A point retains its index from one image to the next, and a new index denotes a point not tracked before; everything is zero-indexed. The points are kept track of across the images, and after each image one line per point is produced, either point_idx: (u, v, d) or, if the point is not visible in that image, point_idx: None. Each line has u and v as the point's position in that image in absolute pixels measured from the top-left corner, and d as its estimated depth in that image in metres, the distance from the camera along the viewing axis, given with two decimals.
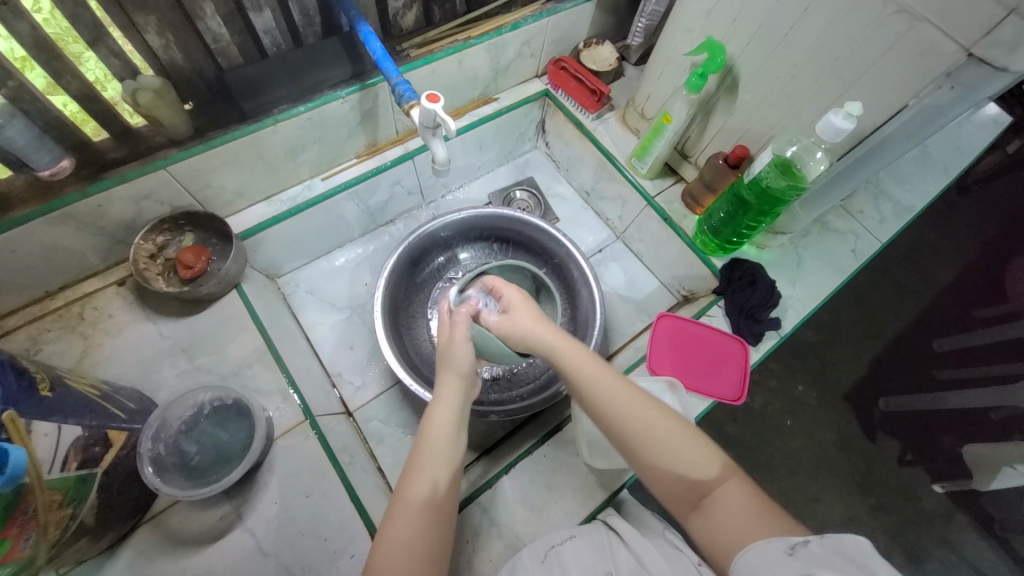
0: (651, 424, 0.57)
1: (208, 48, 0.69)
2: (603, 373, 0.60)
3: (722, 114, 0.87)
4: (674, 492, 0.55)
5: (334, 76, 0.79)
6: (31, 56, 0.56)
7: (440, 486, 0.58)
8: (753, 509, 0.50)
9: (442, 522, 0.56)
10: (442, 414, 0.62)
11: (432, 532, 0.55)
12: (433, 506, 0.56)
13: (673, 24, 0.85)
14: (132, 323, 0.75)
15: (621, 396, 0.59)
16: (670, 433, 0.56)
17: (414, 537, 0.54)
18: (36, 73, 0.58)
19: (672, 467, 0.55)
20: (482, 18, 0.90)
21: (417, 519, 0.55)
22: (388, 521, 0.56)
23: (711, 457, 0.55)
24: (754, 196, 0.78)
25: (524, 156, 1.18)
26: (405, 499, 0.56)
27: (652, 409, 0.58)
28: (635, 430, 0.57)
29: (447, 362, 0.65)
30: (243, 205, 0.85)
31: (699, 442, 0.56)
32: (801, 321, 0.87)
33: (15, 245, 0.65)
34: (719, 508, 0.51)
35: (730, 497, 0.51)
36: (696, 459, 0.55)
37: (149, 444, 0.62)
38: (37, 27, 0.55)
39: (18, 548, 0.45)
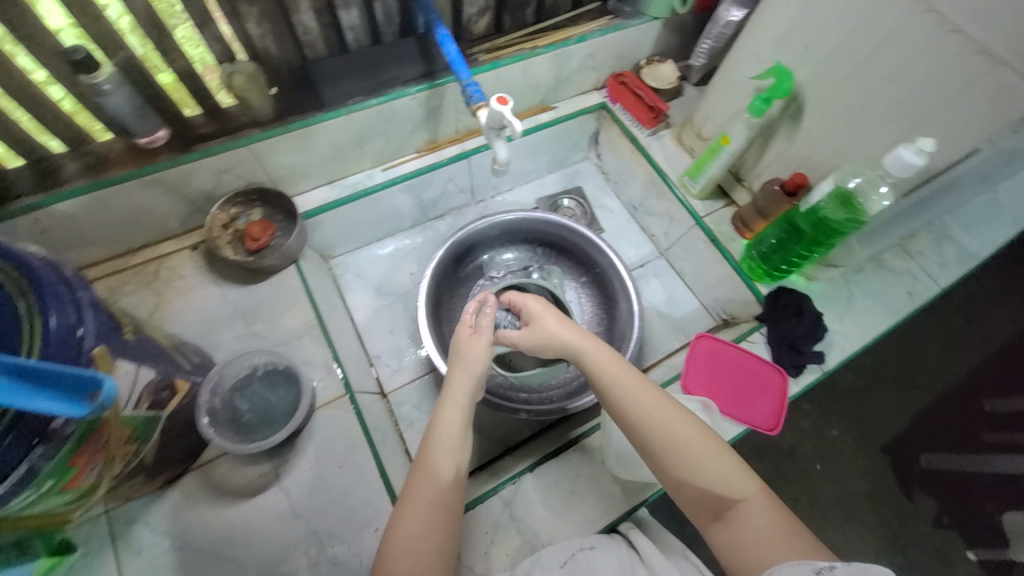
0: (679, 437, 0.58)
1: (297, 39, 0.74)
2: (633, 382, 0.63)
3: (782, 141, 0.86)
4: (696, 503, 0.57)
5: (406, 73, 0.83)
6: (143, 30, 0.63)
7: (449, 486, 0.60)
8: (774, 528, 0.52)
9: (450, 520, 0.59)
10: (453, 412, 0.64)
11: (439, 528, 0.57)
12: (438, 505, 0.58)
13: (741, 48, 0.85)
14: (199, 285, 0.81)
15: (647, 401, 0.61)
16: (699, 446, 0.58)
17: (422, 531, 0.56)
18: (142, 45, 0.64)
19: (698, 480, 0.56)
20: (550, 29, 0.94)
21: (426, 515, 0.57)
22: (398, 515, 0.58)
23: (739, 474, 0.56)
24: (810, 225, 0.79)
25: (574, 165, 1.20)
26: (413, 497, 0.58)
27: (679, 421, 0.59)
28: (662, 441, 0.59)
29: (462, 359, 0.67)
30: (307, 187, 0.91)
31: (727, 458, 0.57)
32: (847, 358, 0.84)
33: (110, 203, 0.72)
34: (743, 524, 0.54)
35: (753, 513, 0.54)
36: (722, 475, 0.56)
37: (207, 395, 0.67)
38: (149, 4, 0.61)
39: (83, 475, 0.48)
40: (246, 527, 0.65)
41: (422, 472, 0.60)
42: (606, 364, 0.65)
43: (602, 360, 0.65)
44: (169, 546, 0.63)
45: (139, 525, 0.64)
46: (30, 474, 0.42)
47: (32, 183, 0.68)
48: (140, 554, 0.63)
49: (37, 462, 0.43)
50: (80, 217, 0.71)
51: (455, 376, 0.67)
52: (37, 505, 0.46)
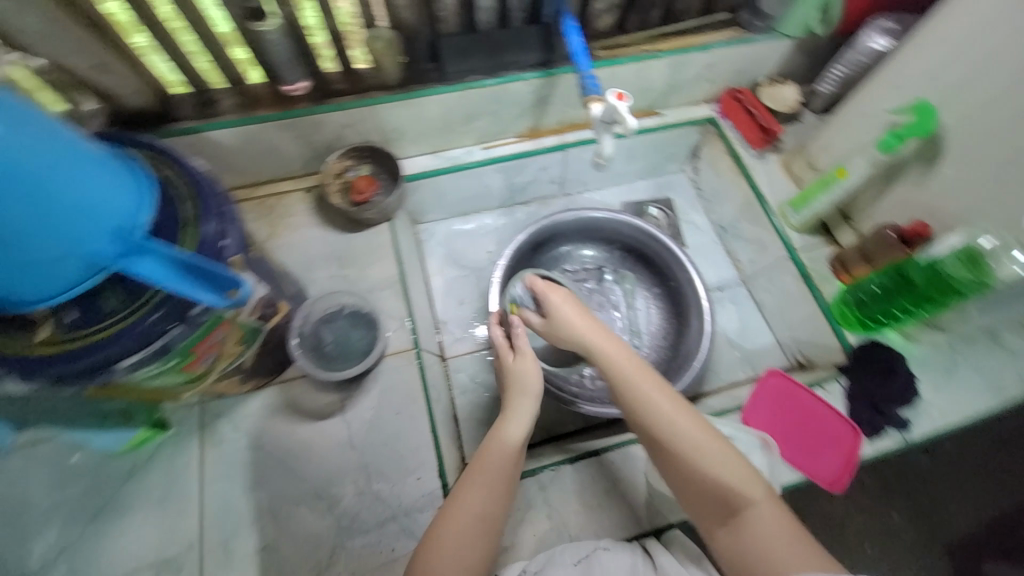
0: (686, 435, 0.57)
1: (435, 14, 0.79)
2: (642, 375, 0.62)
3: (906, 184, 0.80)
4: (701, 504, 0.56)
5: (526, 58, 0.85)
6: None
7: (500, 501, 0.60)
8: (782, 539, 0.51)
9: (493, 536, 0.59)
10: (515, 430, 0.64)
11: (478, 543, 0.57)
12: (487, 519, 0.59)
13: (880, 79, 0.80)
14: (306, 225, 0.89)
15: (655, 398, 0.60)
16: (707, 446, 0.56)
17: (468, 541, 0.57)
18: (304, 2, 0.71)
19: (703, 481, 0.55)
20: (673, 35, 0.93)
21: (473, 525, 0.57)
22: (443, 518, 0.58)
23: (749, 480, 0.54)
24: (924, 279, 0.72)
25: (668, 176, 1.18)
26: (463, 507, 0.58)
27: (686, 418, 0.58)
28: (669, 437, 0.58)
29: (518, 380, 0.67)
30: (413, 153, 0.97)
31: (735, 463, 0.56)
32: (935, 431, 0.77)
33: (251, 138, 0.81)
34: (747, 530, 0.52)
35: (760, 522, 0.52)
36: (731, 479, 0.54)
37: (299, 320, 0.74)
38: None
39: (200, 363, 0.56)
40: (308, 446, 0.72)
41: (474, 485, 0.60)
42: (618, 355, 0.64)
43: (611, 348, 0.64)
44: (245, 445, 0.72)
45: (224, 421, 0.73)
46: (164, 349, 0.49)
47: (194, 111, 0.78)
48: (220, 446, 0.72)
49: (173, 338, 0.49)
50: (224, 147, 0.81)
51: (518, 398, 0.66)
52: (159, 378, 0.54)
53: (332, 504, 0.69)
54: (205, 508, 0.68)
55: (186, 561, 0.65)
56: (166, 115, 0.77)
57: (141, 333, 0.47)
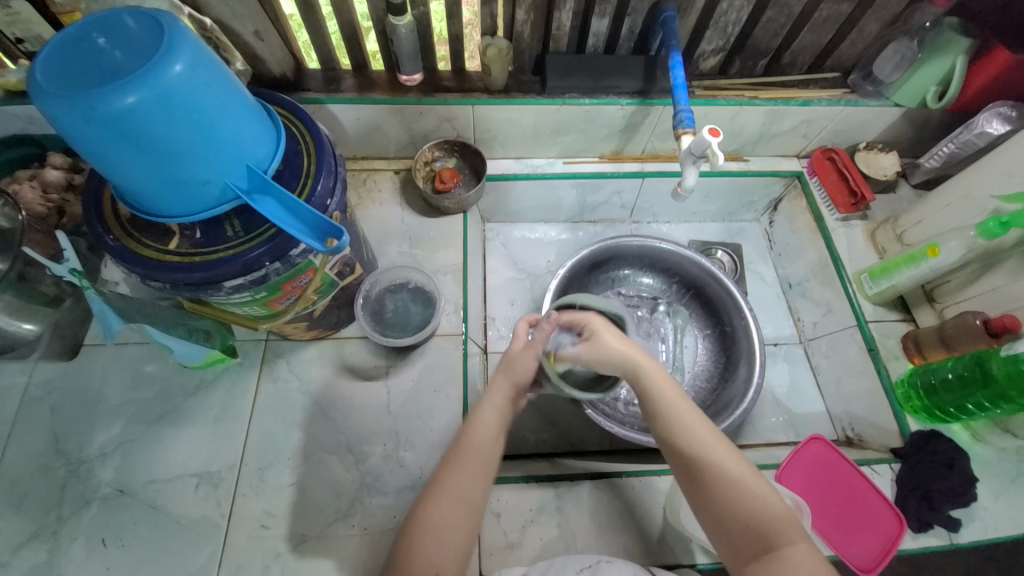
0: (722, 462, 0.56)
1: (549, 31, 0.85)
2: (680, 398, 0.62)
3: (1006, 275, 0.75)
4: (734, 538, 0.53)
5: (625, 85, 0.88)
6: None
7: (479, 484, 0.60)
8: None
9: (475, 518, 0.59)
10: (490, 415, 0.64)
11: (462, 524, 0.58)
12: (466, 500, 0.59)
13: (992, 162, 0.76)
14: (389, 202, 0.96)
15: (691, 422, 0.59)
16: (744, 475, 0.55)
17: (451, 521, 0.57)
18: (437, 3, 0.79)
19: (739, 511, 0.53)
20: (776, 85, 0.93)
21: (452, 504, 0.58)
22: (425, 502, 0.59)
23: (784, 515, 0.53)
24: (1005, 374, 0.68)
25: (741, 223, 1.16)
26: (442, 489, 0.59)
27: (722, 447, 0.57)
28: (705, 462, 0.56)
29: (513, 369, 0.68)
30: (498, 155, 1.02)
31: (770, 494, 0.54)
32: (988, 540, 0.72)
33: (360, 115, 0.89)
34: (788, 566, 0.49)
35: (799, 559, 0.49)
36: (767, 509, 0.53)
37: (368, 285, 0.81)
38: None
39: (282, 302, 0.62)
40: (350, 401, 0.77)
41: (454, 468, 0.60)
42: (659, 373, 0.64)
43: (652, 367, 0.65)
44: (297, 387, 0.78)
45: (282, 362, 0.80)
46: (262, 279, 0.55)
47: (319, 84, 0.87)
48: (274, 383, 0.78)
49: (269, 273, 0.55)
50: (337, 119, 0.89)
51: (500, 386, 0.67)
52: (246, 306, 0.61)
53: (360, 460, 0.73)
54: (251, 435, 0.74)
55: (225, 479, 0.71)
56: (296, 83, 0.86)
57: (246, 263, 0.53)
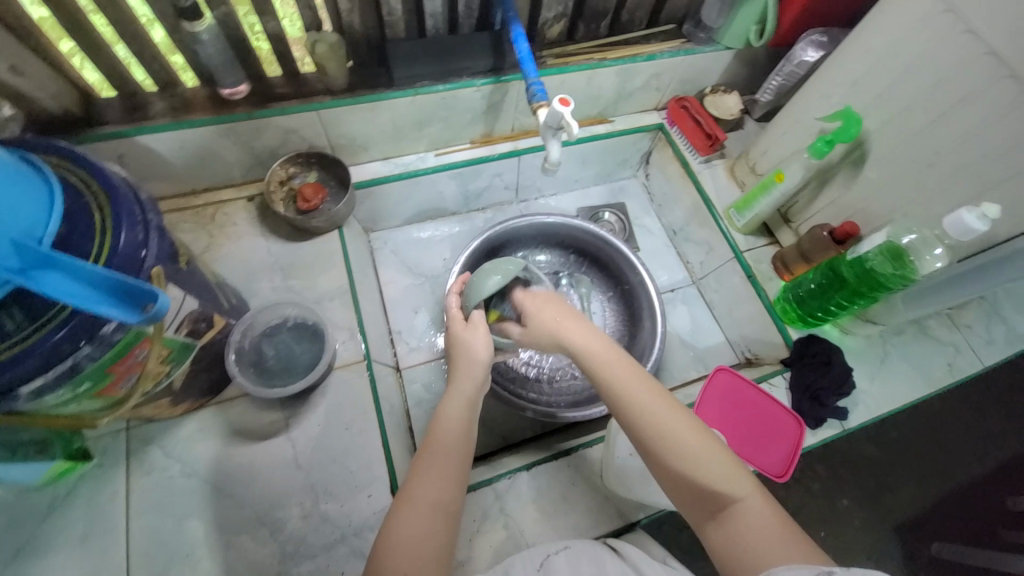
0: (678, 433, 0.56)
1: (381, 17, 0.78)
2: (631, 373, 0.61)
3: (839, 187, 0.84)
4: (693, 502, 0.55)
5: (475, 65, 0.85)
6: None
7: (452, 486, 0.57)
8: (771, 530, 0.50)
9: (452, 522, 0.56)
10: (453, 409, 0.63)
11: (439, 529, 0.54)
12: (442, 505, 0.56)
13: (810, 89, 0.84)
14: (249, 235, 0.85)
15: (638, 393, 0.59)
16: (692, 439, 0.56)
17: (423, 529, 0.53)
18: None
19: (698, 478, 0.54)
20: (621, 44, 0.95)
21: (427, 504, 0.55)
22: (396, 513, 0.55)
23: (736, 475, 0.54)
24: (855, 275, 0.76)
25: (621, 181, 1.20)
26: (414, 498, 0.55)
27: (668, 413, 0.58)
28: (652, 433, 0.57)
29: (466, 353, 0.66)
30: (363, 160, 0.94)
31: (722, 458, 0.55)
32: (872, 418, 0.82)
33: (183, 143, 0.76)
34: (741, 523, 0.51)
35: (751, 515, 0.51)
36: (716, 468, 0.54)
37: (238, 335, 0.71)
38: None
39: (119, 385, 0.53)
40: (251, 468, 0.68)
41: (422, 471, 0.58)
42: (601, 349, 0.62)
43: (589, 343, 0.62)
44: (181, 472, 0.67)
45: (155, 448, 0.68)
46: (72, 370, 0.45)
47: (120, 114, 0.73)
48: (150, 475, 0.66)
49: (80, 360, 0.45)
50: (157, 153, 0.76)
51: (466, 380, 0.65)
52: (68, 404, 0.50)
53: (275, 529, 0.65)
54: (134, 542, 0.63)
55: None
56: (89, 119, 0.72)
57: (43, 354, 0.42)
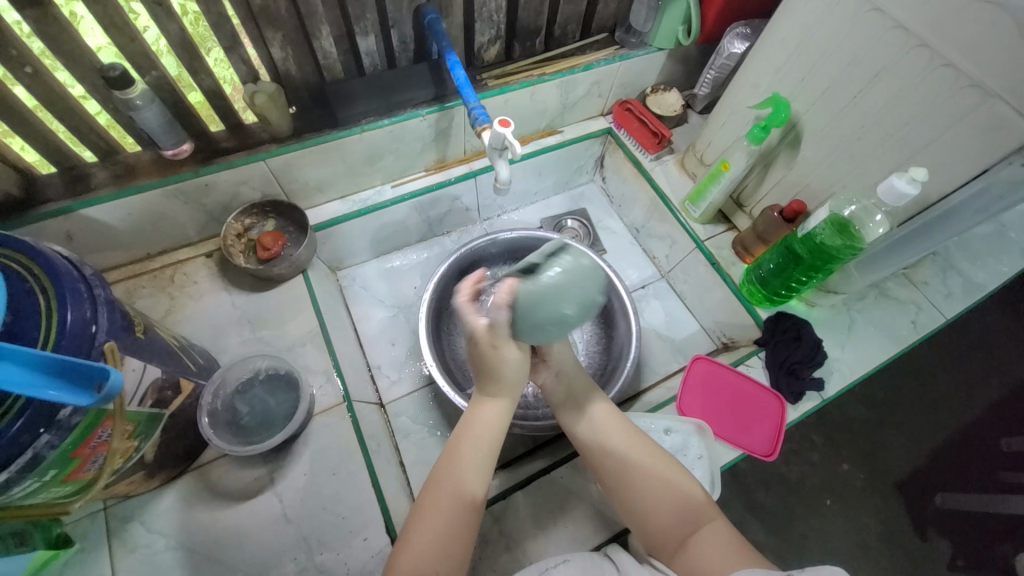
0: (652, 467, 0.62)
1: (317, 62, 0.79)
2: (609, 421, 0.67)
3: (781, 167, 0.87)
4: (662, 531, 0.58)
5: (418, 95, 0.87)
6: (173, 49, 0.67)
7: (465, 512, 0.57)
8: (733, 549, 0.53)
9: (469, 525, 0.57)
10: (483, 423, 0.62)
11: (457, 532, 0.56)
12: (460, 507, 0.57)
13: (740, 79, 0.87)
14: (211, 291, 0.85)
15: (613, 436, 0.65)
16: (660, 475, 0.61)
17: (439, 532, 0.55)
18: (170, 60, 0.68)
19: (667, 507, 0.59)
20: (558, 58, 0.98)
21: (436, 524, 0.56)
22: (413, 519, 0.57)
23: (697, 501, 0.59)
24: (807, 250, 0.79)
25: (580, 187, 1.23)
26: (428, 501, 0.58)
27: (638, 450, 0.63)
28: (624, 468, 0.62)
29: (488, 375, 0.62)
30: (320, 201, 0.95)
31: (688, 488, 0.60)
32: (847, 386, 0.84)
33: (132, 209, 0.76)
34: (705, 544, 0.54)
35: (714, 536, 0.54)
36: (683, 500, 0.59)
37: (210, 396, 0.70)
38: (183, 29, 0.65)
39: (87, 466, 0.51)
40: (238, 530, 0.66)
41: (431, 504, 0.58)
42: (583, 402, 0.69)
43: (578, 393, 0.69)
44: (165, 545, 0.65)
45: (135, 525, 0.66)
46: (34, 460, 0.44)
47: (62, 190, 0.72)
48: (133, 553, 0.64)
49: (41, 449, 0.44)
50: (105, 223, 0.75)
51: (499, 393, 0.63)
52: (35, 495, 0.48)
53: None
54: None
55: None
56: (30, 198, 0.70)
57: (3, 448, 0.41)
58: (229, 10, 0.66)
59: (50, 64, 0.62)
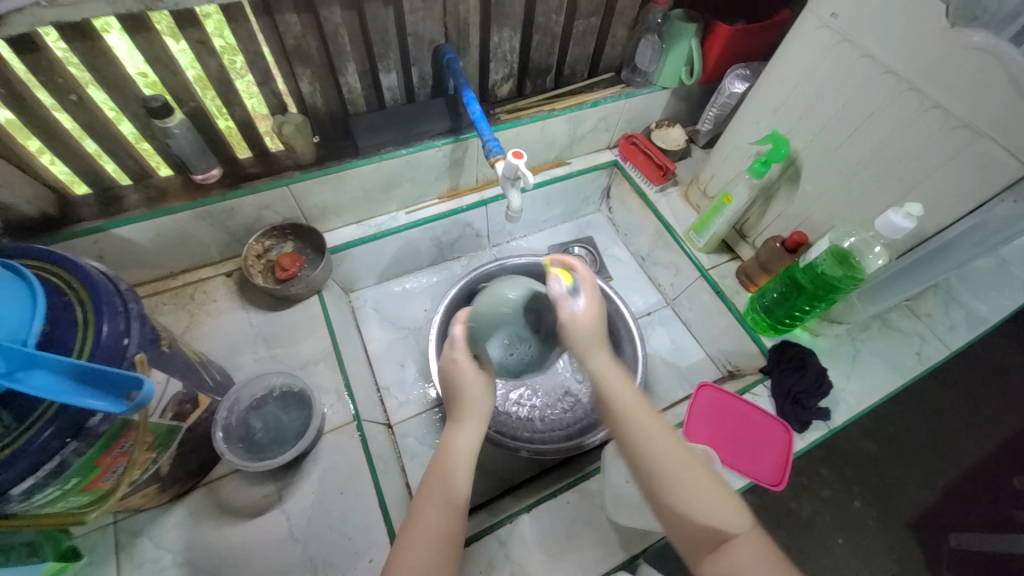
0: (690, 469, 0.55)
1: (342, 96, 0.84)
2: (645, 414, 0.59)
3: (782, 200, 0.91)
4: (695, 536, 0.53)
5: (435, 128, 0.91)
6: (210, 82, 0.72)
7: (456, 512, 0.57)
8: (771, 570, 0.49)
9: (455, 549, 0.55)
10: (463, 440, 0.62)
11: (443, 556, 0.54)
12: (447, 531, 0.55)
13: (740, 117, 0.92)
14: (228, 309, 0.88)
15: (650, 430, 0.58)
16: (699, 478, 0.55)
17: (427, 558, 0.53)
18: (207, 92, 0.73)
19: (700, 511, 0.53)
20: (567, 95, 1.03)
21: (424, 547, 0.54)
22: (402, 540, 0.55)
23: (733, 507, 0.53)
24: (809, 280, 0.81)
25: (586, 217, 1.27)
26: (418, 522, 0.56)
27: (676, 449, 0.57)
28: (661, 468, 0.55)
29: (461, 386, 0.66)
30: (337, 225, 0.98)
31: (724, 493, 0.55)
32: (854, 416, 0.84)
33: (159, 229, 0.79)
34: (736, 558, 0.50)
35: (747, 551, 0.50)
36: (720, 509, 0.53)
37: (224, 412, 0.72)
38: (221, 64, 0.70)
39: (106, 476, 0.52)
40: (245, 548, 0.66)
41: (426, 499, 0.58)
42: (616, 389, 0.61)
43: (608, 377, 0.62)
44: (172, 562, 0.65)
45: (143, 541, 0.66)
46: (59, 467, 0.45)
47: (96, 210, 0.76)
48: (140, 569, 0.64)
49: (67, 457, 0.45)
50: (133, 242, 0.79)
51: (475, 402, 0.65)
52: (54, 503, 0.50)
53: None
54: None
55: None
56: (66, 216, 0.74)
57: (32, 455, 0.42)
58: (265, 48, 0.72)
59: (94, 92, 0.66)
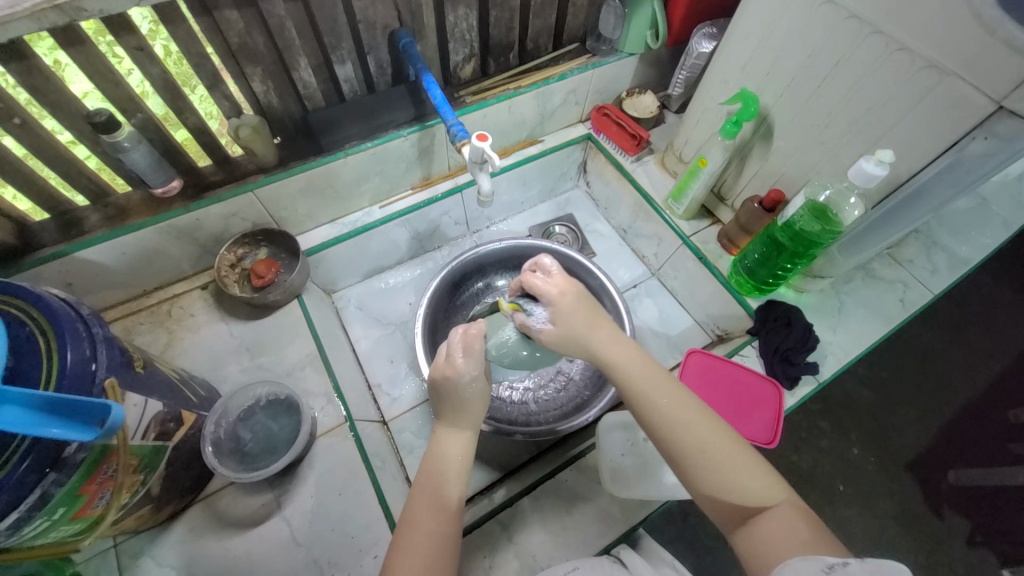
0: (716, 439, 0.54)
1: (298, 93, 0.81)
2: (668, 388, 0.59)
3: (757, 159, 0.90)
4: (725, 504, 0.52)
5: (398, 117, 0.90)
6: (156, 91, 0.69)
7: (450, 515, 0.57)
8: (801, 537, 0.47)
9: (451, 546, 0.55)
10: (453, 445, 0.62)
11: (440, 556, 0.54)
12: (442, 530, 0.56)
13: (709, 78, 0.90)
14: (208, 322, 0.86)
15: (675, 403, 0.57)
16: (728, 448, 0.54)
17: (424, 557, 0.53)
18: (156, 101, 0.70)
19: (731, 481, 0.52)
20: (532, 71, 1.00)
21: (419, 547, 0.54)
22: (398, 541, 0.55)
23: (764, 476, 0.52)
24: (788, 238, 0.80)
25: (565, 194, 1.26)
26: (412, 521, 0.56)
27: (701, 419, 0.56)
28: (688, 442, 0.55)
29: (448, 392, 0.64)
30: (310, 227, 0.96)
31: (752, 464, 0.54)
32: (842, 367, 0.85)
33: (125, 248, 0.77)
34: (767, 525, 0.49)
35: (780, 520, 0.49)
36: (749, 479, 0.52)
37: (212, 427, 0.71)
38: (165, 71, 0.67)
39: (94, 502, 0.52)
40: (249, 557, 0.67)
41: (419, 499, 0.58)
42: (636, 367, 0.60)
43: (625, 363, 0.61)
44: None
45: (145, 560, 0.66)
46: (43, 499, 0.44)
47: (57, 235, 0.74)
48: None
49: (48, 488, 0.45)
50: (100, 264, 0.77)
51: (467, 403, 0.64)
52: (43, 535, 0.49)
53: None
54: None
55: None
56: (25, 244, 0.72)
57: (11, 489, 0.42)
58: (209, 49, 0.68)
59: (36, 112, 0.63)
